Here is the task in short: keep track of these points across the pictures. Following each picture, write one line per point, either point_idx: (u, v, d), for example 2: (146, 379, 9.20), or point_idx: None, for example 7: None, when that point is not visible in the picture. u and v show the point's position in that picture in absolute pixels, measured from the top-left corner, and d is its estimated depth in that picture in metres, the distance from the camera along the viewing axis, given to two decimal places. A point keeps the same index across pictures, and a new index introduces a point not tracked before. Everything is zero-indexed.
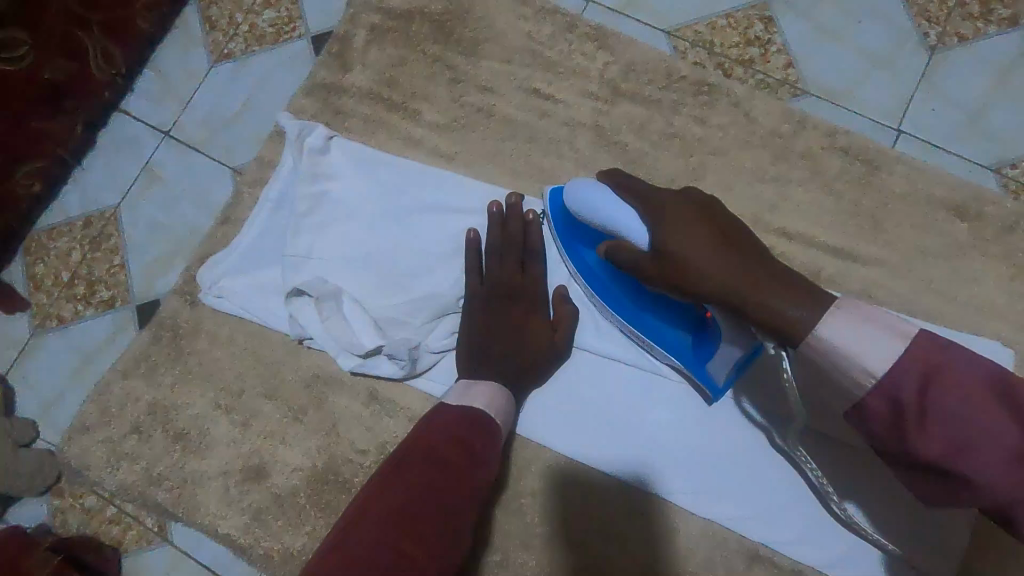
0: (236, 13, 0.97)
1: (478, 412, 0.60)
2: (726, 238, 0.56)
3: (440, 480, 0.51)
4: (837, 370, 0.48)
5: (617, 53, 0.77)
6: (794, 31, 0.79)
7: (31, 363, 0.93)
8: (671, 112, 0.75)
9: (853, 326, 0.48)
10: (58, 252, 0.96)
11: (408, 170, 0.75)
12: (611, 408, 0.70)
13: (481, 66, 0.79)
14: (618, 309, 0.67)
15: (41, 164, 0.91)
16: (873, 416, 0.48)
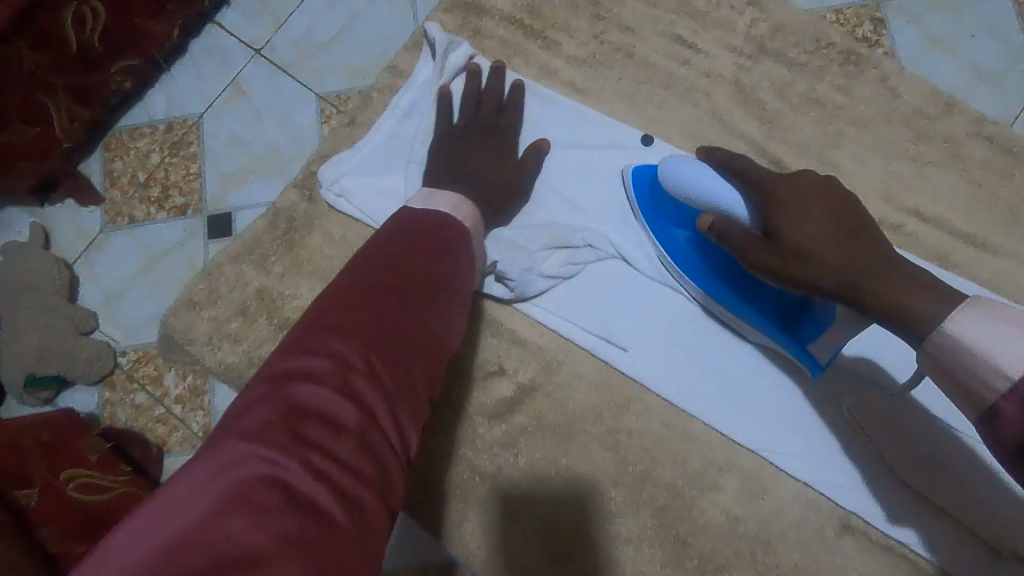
0: None
1: (448, 230, 0.55)
2: (843, 226, 0.54)
3: (416, 294, 0.47)
4: (962, 373, 0.44)
5: (767, 11, 0.76)
6: (905, 36, 0.80)
7: (96, 257, 0.94)
8: (815, 76, 0.74)
9: (988, 322, 0.44)
10: (137, 152, 0.97)
11: (542, 98, 0.75)
12: (710, 356, 0.68)
13: (625, 5, 0.78)
14: (718, 293, 0.66)
15: (136, 62, 0.92)
16: (1007, 424, 0.42)
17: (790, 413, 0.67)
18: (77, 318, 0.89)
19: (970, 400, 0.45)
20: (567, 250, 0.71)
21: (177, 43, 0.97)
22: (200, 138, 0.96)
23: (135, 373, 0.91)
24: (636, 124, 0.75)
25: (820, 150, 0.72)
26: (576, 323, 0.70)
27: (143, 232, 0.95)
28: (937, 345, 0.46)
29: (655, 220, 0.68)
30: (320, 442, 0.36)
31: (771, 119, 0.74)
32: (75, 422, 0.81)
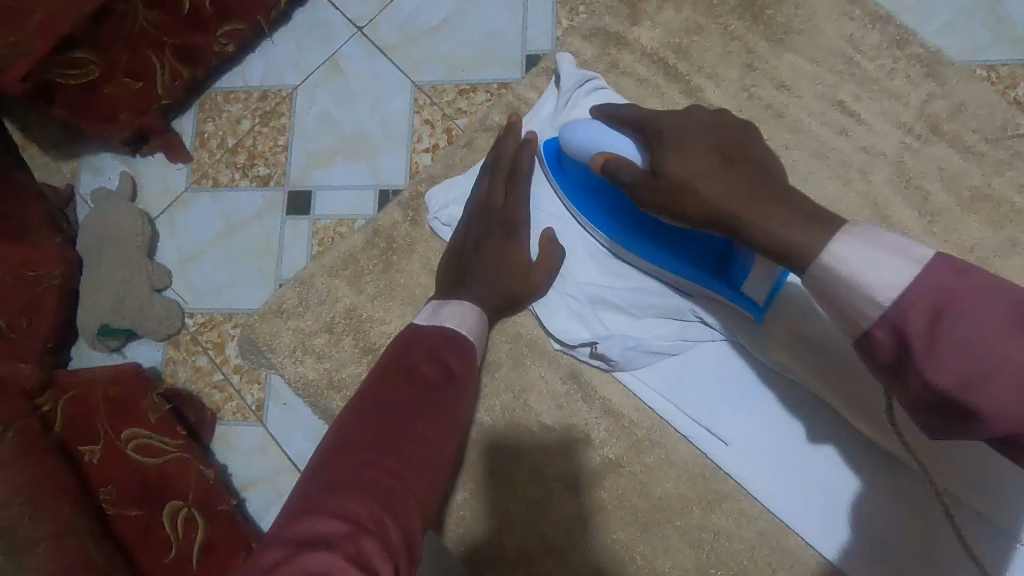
0: None
1: (454, 332, 0.57)
2: (727, 157, 0.50)
3: (437, 391, 0.51)
4: (834, 301, 0.41)
5: (948, 87, 0.67)
6: None
7: (179, 212, 0.88)
8: (993, 171, 0.65)
9: (862, 252, 0.40)
10: (230, 116, 0.89)
11: None
12: (822, 467, 0.62)
13: (783, 58, 0.70)
14: (645, 255, 0.62)
15: (241, 28, 0.82)
16: (883, 354, 0.40)
17: (908, 549, 0.60)
18: (154, 275, 0.83)
19: (845, 325, 0.42)
20: (677, 324, 0.65)
21: (282, 12, 0.87)
22: (291, 111, 0.87)
23: (200, 336, 0.84)
24: None
25: (985, 256, 0.64)
26: (676, 406, 0.65)
27: (226, 198, 0.87)
28: (813, 279, 0.43)
29: (570, 189, 0.64)
30: (368, 522, 0.41)
31: (933, 211, 0.65)
32: (141, 378, 0.76)
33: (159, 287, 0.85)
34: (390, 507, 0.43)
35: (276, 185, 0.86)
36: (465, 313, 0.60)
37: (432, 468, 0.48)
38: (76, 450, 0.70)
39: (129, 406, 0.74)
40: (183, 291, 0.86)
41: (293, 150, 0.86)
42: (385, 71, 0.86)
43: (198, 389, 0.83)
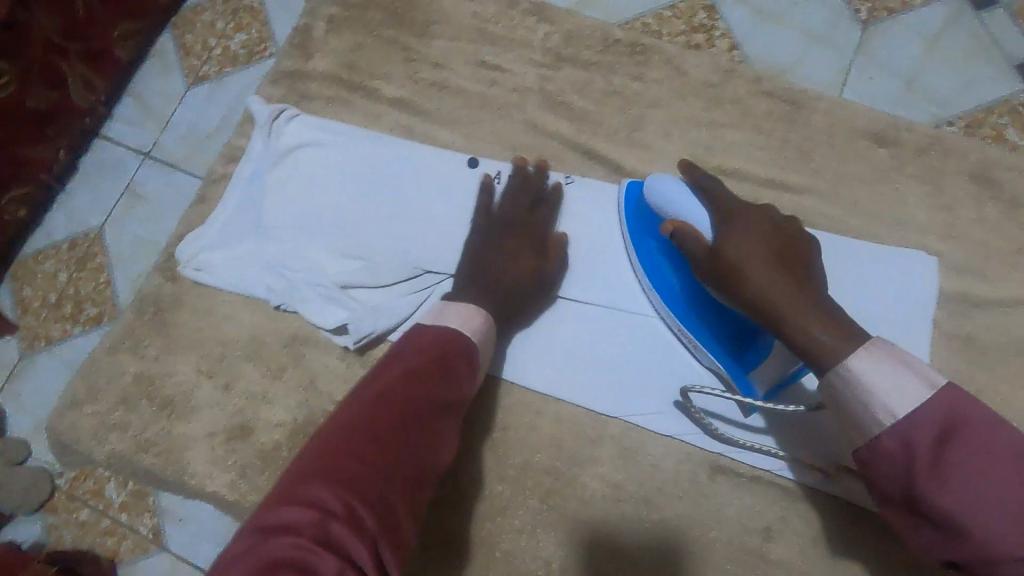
0: (209, 38, 0.96)
1: (458, 332, 0.62)
2: (782, 261, 0.58)
3: (444, 386, 0.57)
4: (856, 404, 0.50)
5: (557, 24, 0.84)
6: (739, 20, 0.93)
7: (18, 385, 0.88)
8: (610, 72, 0.82)
9: (887, 366, 0.50)
10: (45, 275, 0.91)
11: (357, 137, 0.82)
12: (561, 340, 0.72)
13: (432, 45, 0.85)
14: (676, 307, 0.69)
15: (25, 190, 0.88)
16: (883, 459, 0.49)
17: (642, 376, 0.71)
18: (7, 450, 0.83)
19: (859, 432, 0.50)
20: (412, 278, 0.76)
21: (65, 163, 0.93)
22: (104, 248, 0.91)
23: (75, 491, 0.83)
24: (461, 146, 0.81)
25: (627, 134, 0.80)
26: None
27: (64, 350, 0.88)
28: (832, 376, 0.52)
29: (637, 233, 0.71)
30: (349, 511, 0.46)
31: (579, 116, 0.81)
32: (20, 555, 0.78)
33: (19, 458, 0.83)
34: (361, 494, 0.47)
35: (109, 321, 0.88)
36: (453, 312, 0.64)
37: (419, 459, 0.53)
38: None
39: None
40: (47, 455, 0.85)
41: (116, 279, 0.89)
42: (181, 182, 0.92)
43: (89, 543, 0.82)
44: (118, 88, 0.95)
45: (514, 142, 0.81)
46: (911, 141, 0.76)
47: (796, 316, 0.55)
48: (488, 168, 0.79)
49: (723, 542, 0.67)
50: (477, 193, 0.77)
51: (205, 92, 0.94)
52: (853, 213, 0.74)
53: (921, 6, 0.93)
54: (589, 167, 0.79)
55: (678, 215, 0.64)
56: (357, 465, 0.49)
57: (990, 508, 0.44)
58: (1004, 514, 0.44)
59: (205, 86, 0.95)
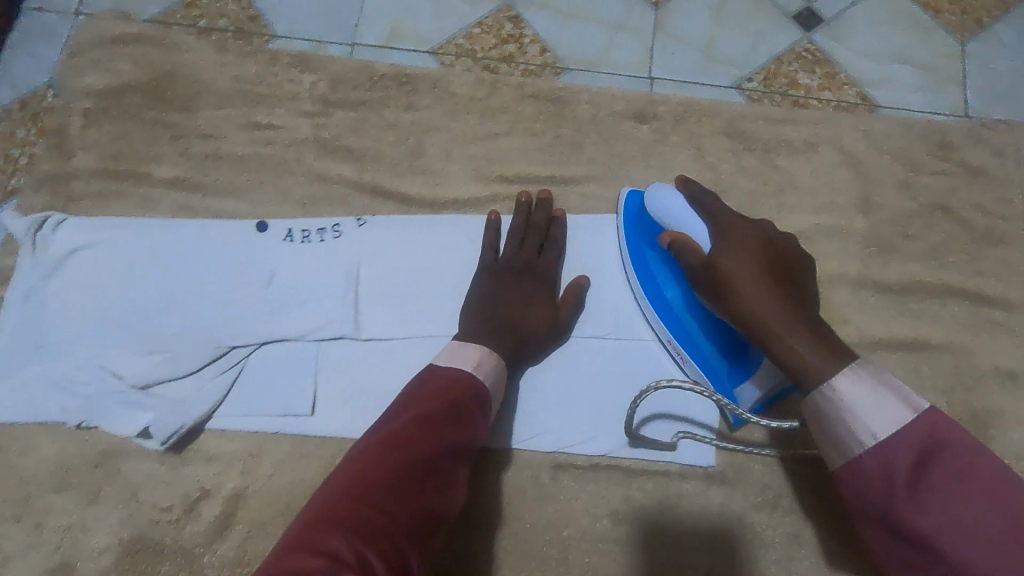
0: (10, 150, 0.85)
1: (470, 374, 0.62)
2: (771, 276, 0.61)
3: (457, 433, 0.57)
4: (838, 424, 0.52)
5: (321, 71, 0.84)
6: (541, 22, 0.99)
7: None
8: (381, 107, 0.82)
9: (871, 388, 0.51)
10: None
11: (134, 228, 0.78)
12: (385, 382, 0.72)
13: (199, 117, 0.83)
14: (666, 318, 0.71)
15: None
16: (863, 482, 0.50)
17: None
18: None
19: (839, 451, 0.53)
20: (218, 359, 0.73)
21: None
22: None
23: None
24: (245, 212, 0.79)
25: (409, 163, 0.80)
26: (259, 413, 0.71)
27: None
28: (816, 398, 0.54)
29: (636, 241, 0.73)
30: (361, 561, 0.45)
31: (360, 156, 0.81)
32: None
33: None
34: (371, 542, 0.47)
35: None
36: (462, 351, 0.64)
37: (429, 504, 0.53)
38: None
39: None
40: None
41: None
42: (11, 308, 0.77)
43: None
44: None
45: (299, 196, 0.79)
46: (667, 113, 0.81)
47: (783, 331, 0.57)
48: (278, 229, 0.78)
49: (576, 540, 0.67)
50: (274, 258, 0.76)
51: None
52: (632, 191, 0.78)
53: None
54: (378, 204, 0.79)
55: (679, 229, 0.67)
56: (370, 512, 0.49)
57: (969, 534, 0.45)
58: (986, 546, 0.44)
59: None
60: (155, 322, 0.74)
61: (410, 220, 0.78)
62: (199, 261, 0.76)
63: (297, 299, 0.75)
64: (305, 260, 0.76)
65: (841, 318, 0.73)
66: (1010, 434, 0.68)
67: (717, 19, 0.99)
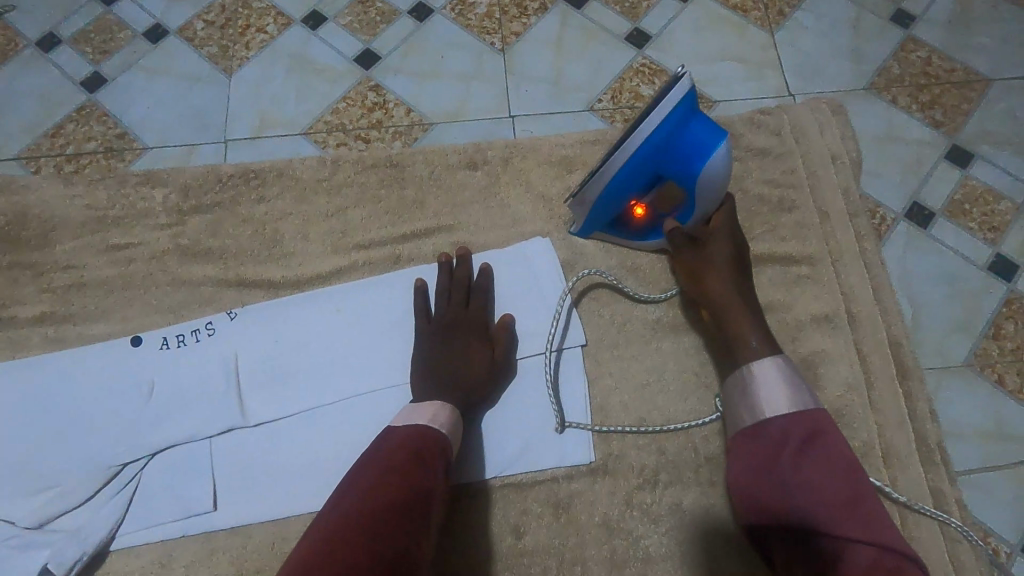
0: None
1: (427, 425, 0.67)
2: (744, 278, 0.76)
3: (419, 478, 0.61)
4: (754, 391, 0.68)
5: (171, 182, 0.89)
6: (401, 85, 1.10)
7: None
8: (235, 205, 0.88)
9: (782, 380, 0.68)
10: None
11: (6, 372, 0.80)
12: (280, 462, 0.75)
13: (58, 250, 0.86)
14: (619, 184, 0.73)
15: None
16: (766, 443, 0.65)
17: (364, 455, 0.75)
18: None
19: (751, 414, 0.68)
20: (111, 478, 0.74)
21: None
22: None
23: None
24: (117, 331, 0.82)
25: (268, 251, 0.86)
26: (160, 522, 0.73)
27: None
28: (739, 373, 0.70)
29: (650, 147, 0.69)
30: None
31: (221, 255, 0.86)
32: None
33: None
34: None
35: None
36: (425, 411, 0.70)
37: (409, 542, 0.55)
38: None
39: None
40: None
41: None
42: None
43: None
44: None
45: (167, 303, 0.83)
46: (495, 156, 0.90)
47: (742, 317, 0.73)
48: (149, 341, 0.81)
49: (485, 561, 0.72)
50: (150, 368, 0.79)
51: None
52: (478, 230, 0.86)
53: (537, 16, 1.14)
54: (247, 295, 0.83)
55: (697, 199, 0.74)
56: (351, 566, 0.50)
57: (818, 490, 0.61)
58: (826, 501, 0.60)
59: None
60: (41, 458, 0.75)
61: (280, 304, 0.82)
62: (75, 391, 0.78)
63: (180, 402, 0.77)
64: (181, 365, 0.79)
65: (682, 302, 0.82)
66: (836, 367, 0.78)
67: (558, 52, 1.11)
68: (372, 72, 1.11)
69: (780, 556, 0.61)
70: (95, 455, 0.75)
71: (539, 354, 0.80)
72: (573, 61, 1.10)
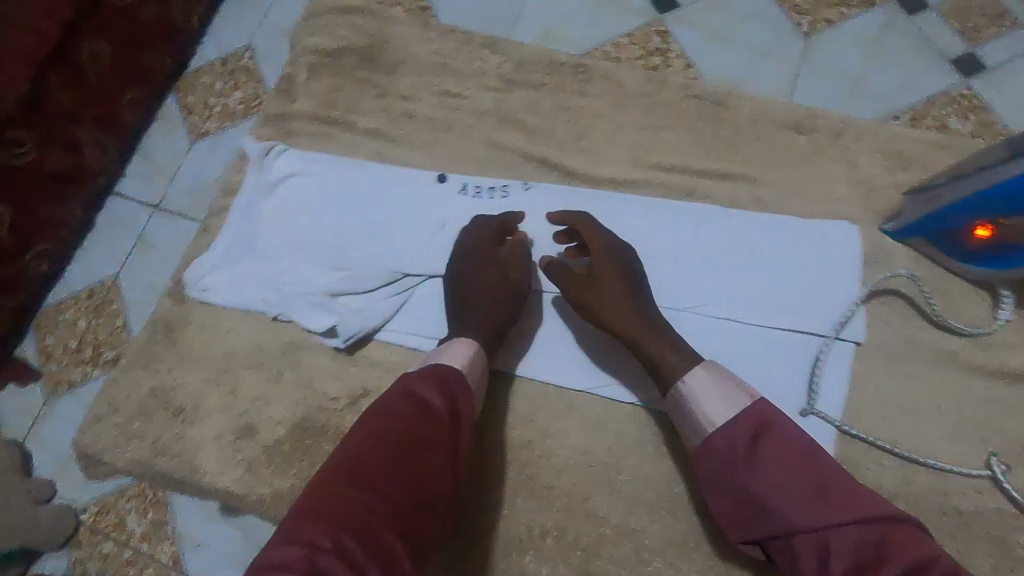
0: (208, 100, 1.17)
1: (449, 367, 0.69)
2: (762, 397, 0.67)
3: (422, 430, 0.61)
4: (696, 406, 0.66)
5: (508, 54, 0.96)
6: (687, 38, 1.02)
7: (44, 429, 1.07)
8: (557, 91, 0.93)
9: (711, 383, 0.67)
10: (66, 321, 1.10)
11: (336, 164, 0.92)
12: (539, 330, 0.82)
13: (401, 81, 0.97)
14: (1009, 188, 0.67)
15: (46, 246, 1.06)
16: (714, 451, 0.64)
17: (613, 355, 0.81)
18: (34, 491, 1.00)
19: (696, 433, 0.67)
20: (392, 282, 0.85)
21: (84, 217, 1.11)
22: (119, 292, 1.10)
23: (96, 526, 1.02)
24: (429, 165, 0.91)
25: (574, 142, 0.90)
26: (421, 333, 0.83)
27: (120, 387, 0.86)
28: (673, 393, 0.70)
29: None
30: (335, 544, 0.51)
31: (532, 131, 0.91)
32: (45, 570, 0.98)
33: (41, 499, 1.01)
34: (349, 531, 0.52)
35: (165, 348, 0.86)
36: (456, 349, 0.72)
37: (417, 493, 0.57)
38: None
39: None
40: (64, 493, 1.03)
41: (193, 301, 0.88)
42: (244, 211, 0.91)
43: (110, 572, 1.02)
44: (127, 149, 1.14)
45: (476, 158, 0.91)
46: (827, 127, 0.85)
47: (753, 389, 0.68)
48: (453, 183, 0.90)
49: (684, 497, 0.77)
50: (447, 206, 0.88)
51: (207, 146, 1.14)
52: (786, 192, 0.83)
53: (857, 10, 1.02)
54: (546, 174, 0.88)
55: None
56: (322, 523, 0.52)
57: (778, 488, 0.60)
58: (799, 496, 0.59)
59: (206, 141, 1.15)
60: (344, 244, 0.87)
61: (599, 197, 0.86)
62: (384, 200, 0.90)
63: None
64: (473, 213, 0.87)
65: (981, 345, 0.76)
66: None
67: (868, 52, 0.99)
68: (662, 17, 1.03)
69: (779, 560, 0.61)
70: (386, 259, 0.86)
71: (816, 337, 0.77)
72: (882, 67, 0.98)
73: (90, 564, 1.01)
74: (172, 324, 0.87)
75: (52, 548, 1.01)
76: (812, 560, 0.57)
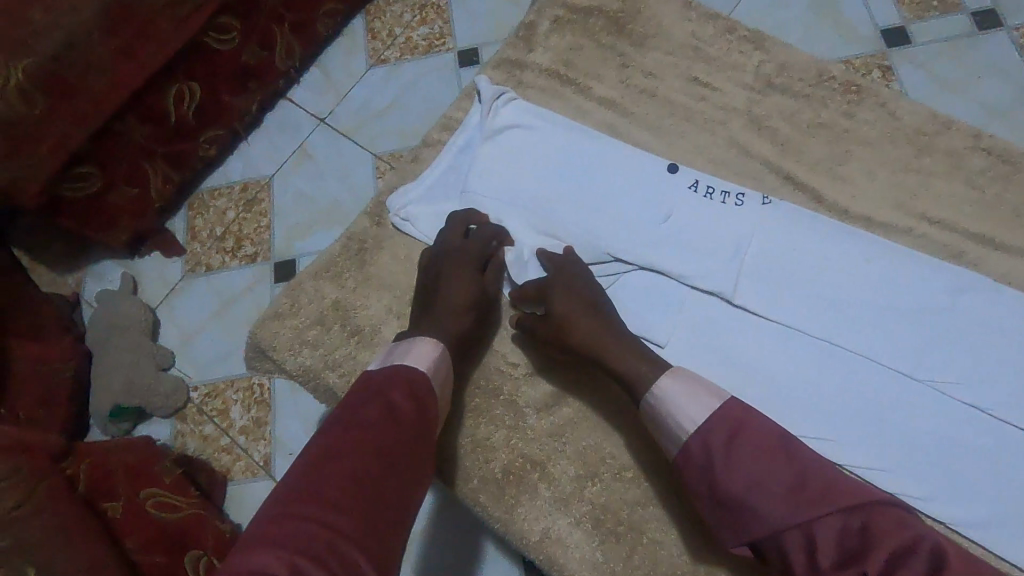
0: (396, 28, 1.20)
1: (408, 369, 0.64)
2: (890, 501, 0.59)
3: (352, 428, 0.57)
4: (666, 414, 0.63)
5: (772, 54, 0.87)
6: (912, 79, 0.99)
7: (177, 303, 1.12)
8: (820, 105, 0.84)
9: (686, 388, 0.63)
10: (216, 210, 1.15)
11: (561, 125, 0.87)
12: (750, 357, 0.75)
13: (647, 56, 0.90)
14: None
15: (219, 133, 1.10)
16: (697, 458, 0.60)
17: (839, 410, 0.71)
18: (158, 356, 1.06)
19: (673, 441, 0.63)
20: (599, 263, 0.80)
21: (255, 117, 1.16)
22: (270, 196, 1.14)
23: (205, 406, 1.06)
24: (662, 151, 0.85)
25: (829, 166, 0.81)
26: None
27: (302, 291, 0.85)
28: (647, 402, 0.65)
29: None
30: (282, 566, 0.47)
31: (783, 142, 0.83)
32: (150, 449, 0.96)
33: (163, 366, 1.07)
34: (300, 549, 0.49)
35: (356, 266, 0.85)
36: (423, 349, 0.67)
37: (364, 497, 0.53)
38: (100, 505, 0.85)
39: (143, 470, 0.92)
40: (187, 368, 1.08)
41: (393, 227, 0.87)
42: (461, 152, 0.88)
43: (208, 455, 1.04)
44: (310, 59, 1.19)
45: (714, 156, 0.84)
46: None
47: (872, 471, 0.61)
48: (684, 175, 0.82)
49: None
50: (672, 198, 0.81)
51: (383, 74, 1.18)
52: None
53: None
54: (789, 193, 0.81)
55: None
56: (282, 545, 0.49)
57: (758, 493, 0.56)
58: (777, 492, 0.56)
59: (382, 69, 1.18)
60: (556, 211, 0.82)
61: (848, 233, 0.77)
62: (605, 175, 0.83)
63: (685, 242, 0.79)
64: (699, 213, 0.80)
65: None
66: None
67: None
68: (891, 51, 1.00)
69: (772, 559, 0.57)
70: (597, 237, 0.80)
71: None
72: None
73: (190, 440, 1.04)
74: (368, 243, 0.86)
75: (159, 414, 1.05)
76: (800, 554, 0.54)
